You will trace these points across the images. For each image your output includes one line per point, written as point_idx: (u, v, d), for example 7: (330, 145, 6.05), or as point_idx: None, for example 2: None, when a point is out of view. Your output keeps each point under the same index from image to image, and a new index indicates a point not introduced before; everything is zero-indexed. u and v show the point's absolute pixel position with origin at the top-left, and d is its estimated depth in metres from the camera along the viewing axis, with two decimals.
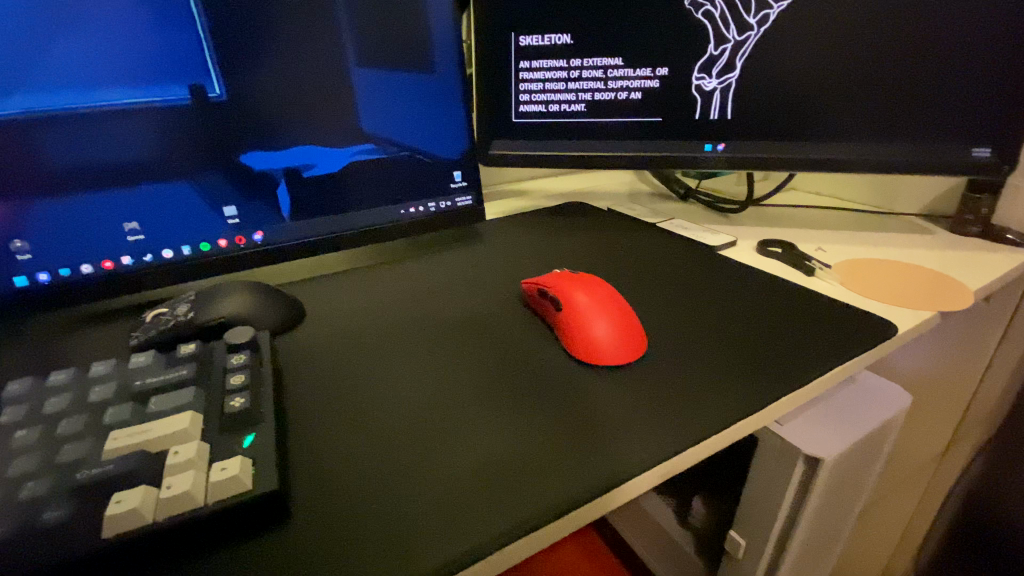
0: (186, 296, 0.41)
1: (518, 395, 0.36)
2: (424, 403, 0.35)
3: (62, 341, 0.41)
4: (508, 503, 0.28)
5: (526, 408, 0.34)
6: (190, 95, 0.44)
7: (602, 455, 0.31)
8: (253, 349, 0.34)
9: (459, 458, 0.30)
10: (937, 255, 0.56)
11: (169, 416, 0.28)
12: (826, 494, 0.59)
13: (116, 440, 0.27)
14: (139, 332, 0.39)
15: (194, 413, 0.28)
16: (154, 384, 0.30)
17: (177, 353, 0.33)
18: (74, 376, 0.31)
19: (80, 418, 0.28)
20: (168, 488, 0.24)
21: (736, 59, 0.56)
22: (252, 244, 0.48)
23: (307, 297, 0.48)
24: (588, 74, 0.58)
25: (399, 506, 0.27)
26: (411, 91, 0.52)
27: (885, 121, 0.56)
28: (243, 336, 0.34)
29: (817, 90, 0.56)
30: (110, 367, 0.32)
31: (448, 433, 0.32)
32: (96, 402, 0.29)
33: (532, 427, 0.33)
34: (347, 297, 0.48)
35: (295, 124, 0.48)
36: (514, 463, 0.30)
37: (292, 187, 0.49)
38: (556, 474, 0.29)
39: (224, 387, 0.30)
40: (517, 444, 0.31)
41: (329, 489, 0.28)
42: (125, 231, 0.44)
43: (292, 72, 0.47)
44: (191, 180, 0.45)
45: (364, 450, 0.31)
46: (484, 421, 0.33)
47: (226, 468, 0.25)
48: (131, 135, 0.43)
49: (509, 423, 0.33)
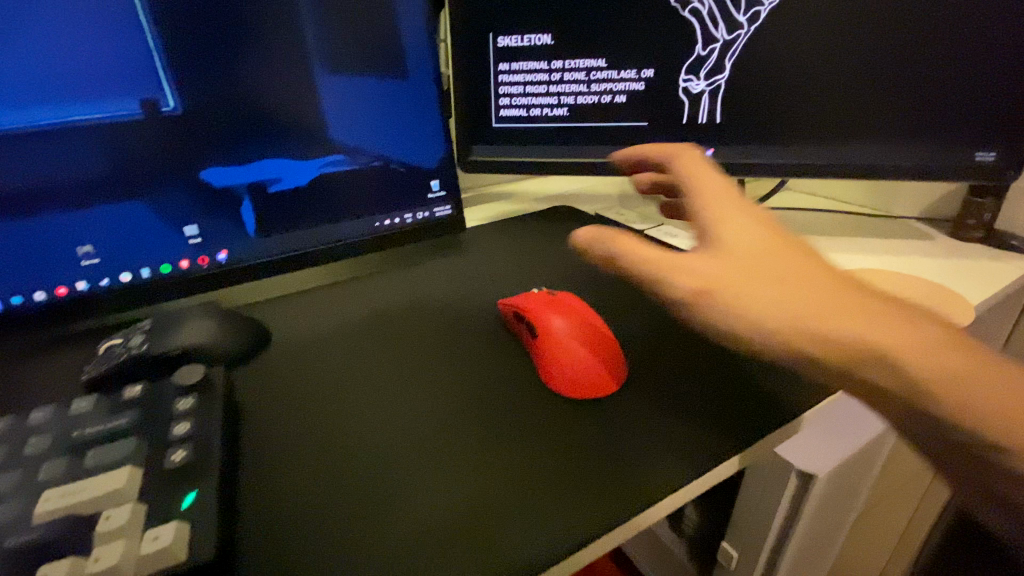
0: (141, 325, 0.39)
1: (489, 431, 0.34)
2: (389, 442, 0.33)
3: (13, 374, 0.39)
4: (472, 560, 0.26)
5: (498, 444, 0.32)
6: (143, 110, 0.41)
7: (577, 498, 0.29)
8: (204, 390, 0.32)
9: (424, 504, 0.28)
10: (934, 264, 0.53)
11: (106, 474, 0.26)
12: (819, 509, 0.57)
13: (46, 503, 0.25)
14: (91, 365, 0.37)
15: (133, 469, 0.26)
16: (93, 434, 0.28)
17: (122, 397, 0.31)
18: (12, 424, 0.29)
19: (12, 475, 0.26)
20: (96, 561, 0.23)
21: (726, 59, 0.53)
22: (216, 264, 0.46)
23: (275, 319, 0.46)
24: (570, 77, 0.55)
25: (355, 566, 0.25)
26: (382, 98, 0.49)
27: (884, 123, 0.53)
28: (193, 375, 0.32)
29: (812, 90, 0.53)
30: (49, 415, 0.30)
31: (412, 477, 0.30)
32: (30, 457, 0.27)
33: (502, 469, 0.31)
34: (317, 318, 0.46)
35: (259, 138, 0.45)
36: (481, 511, 0.28)
37: (257, 203, 0.47)
38: (527, 521, 0.28)
39: (168, 438, 0.28)
40: (485, 488, 0.29)
41: (279, 548, 0.26)
42: (79, 255, 0.42)
43: (252, 82, 0.44)
44: (148, 199, 0.43)
45: (321, 500, 0.29)
46: (451, 460, 0.31)
47: (160, 536, 0.23)
48: (80, 153, 0.40)
49: (479, 462, 0.31)
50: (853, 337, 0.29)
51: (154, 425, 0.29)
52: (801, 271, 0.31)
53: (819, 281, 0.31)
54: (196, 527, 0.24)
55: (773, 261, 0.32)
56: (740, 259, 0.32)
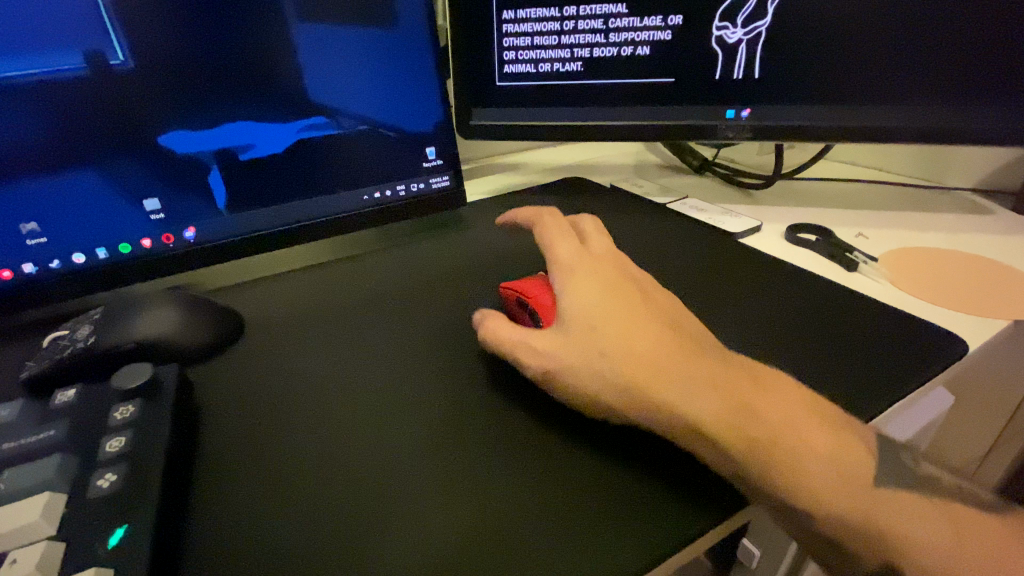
0: (92, 316, 0.34)
1: (490, 441, 0.29)
2: (371, 457, 0.28)
3: None
4: None
5: (500, 460, 0.27)
6: (87, 64, 0.35)
7: (594, 534, 0.24)
8: (152, 394, 0.27)
9: (409, 541, 0.24)
10: (999, 242, 0.47)
11: (19, 500, 0.21)
12: None
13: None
14: (33, 362, 0.32)
15: (53, 494, 0.22)
16: (12, 452, 0.24)
17: (50, 405, 0.26)
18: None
19: None
20: None
21: (767, 3, 0.46)
22: (184, 243, 0.41)
23: (251, 306, 0.41)
24: (586, 26, 0.48)
25: None
26: (368, 51, 0.43)
27: (950, 77, 0.46)
28: (137, 376, 0.27)
29: (866, 39, 0.46)
30: None
31: (398, 502, 0.26)
32: None
33: (504, 494, 0.26)
34: (299, 304, 0.41)
35: (228, 96, 0.39)
36: (479, 549, 0.23)
37: (229, 173, 0.41)
38: (534, 562, 0.23)
39: (98, 457, 0.23)
40: (484, 519, 0.25)
41: None
42: (23, 234, 0.36)
43: (218, 31, 0.38)
44: (99, 170, 0.37)
45: (289, 534, 0.24)
46: (444, 481, 0.26)
47: None
48: (15, 115, 0.34)
49: (477, 484, 0.26)
50: (703, 418, 0.26)
51: (87, 437, 0.24)
52: (653, 347, 0.30)
53: (668, 355, 0.29)
54: (124, 572, 0.19)
55: (619, 333, 0.30)
56: (580, 335, 0.30)
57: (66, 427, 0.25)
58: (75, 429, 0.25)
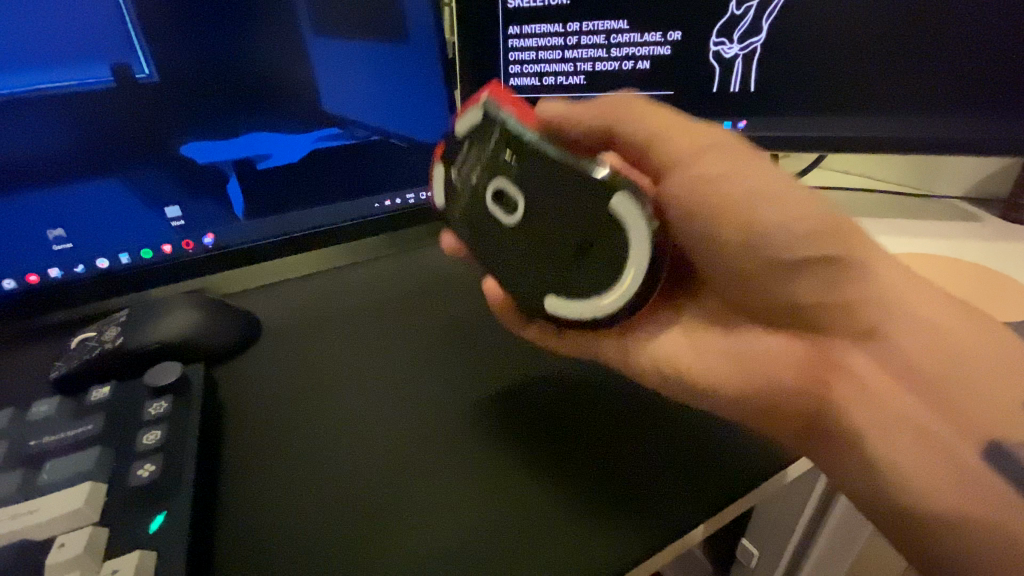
0: (117, 317, 0.36)
1: (516, 426, 0.31)
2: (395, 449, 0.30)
3: None
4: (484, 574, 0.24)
5: (539, 441, 0.30)
6: (114, 77, 0.37)
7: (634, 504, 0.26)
8: (182, 391, 0.28)
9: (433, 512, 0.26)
10: (987, 248, 0.49)
11: (64, 487, 0.23)
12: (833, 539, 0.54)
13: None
14: (62, 361, 0.34)
15: (93, 483, 0.23)
16: (52, 444, 0.25)
17: (86, 401, 0.27)
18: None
19: None
20: None
21: (762, 20, 0.48)
22: (203, 248, 0.42)
23: (269, 309, 0.42)
24: (588, 41, 0.50)
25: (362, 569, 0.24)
26: (381, 65, 0.45)
27: (936, 90, 0.48)
28: (165, 374, 0.28)
29: (856, 54, 0.48)
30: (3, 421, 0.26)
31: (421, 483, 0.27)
32: None
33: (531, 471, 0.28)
34: (314, 307, 0.42)
35: (246, 108, 0.41)
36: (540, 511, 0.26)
37: (246, 181, 0.43)
38: (583, 527, 0.25)
39: (135, 449, 0.25)
40: (530, 492, 0.27)
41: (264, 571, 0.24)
42: (50, 239, 0.38)
43: (240, 46, 0.39)
44: (124, 178, 0.39)
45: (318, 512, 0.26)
46: (477, 461, 0.29)
47: (117, 570, 0.20)
48: (44, 126, 0.36)
49: (518, 458, 0.29)
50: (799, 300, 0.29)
51: (124, 429, 0.26)
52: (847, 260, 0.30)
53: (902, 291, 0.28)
54: (164, 556, 0.21)
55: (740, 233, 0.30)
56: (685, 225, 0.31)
57: (103, 419, 0.26)
58: (110, 422, 0.26)
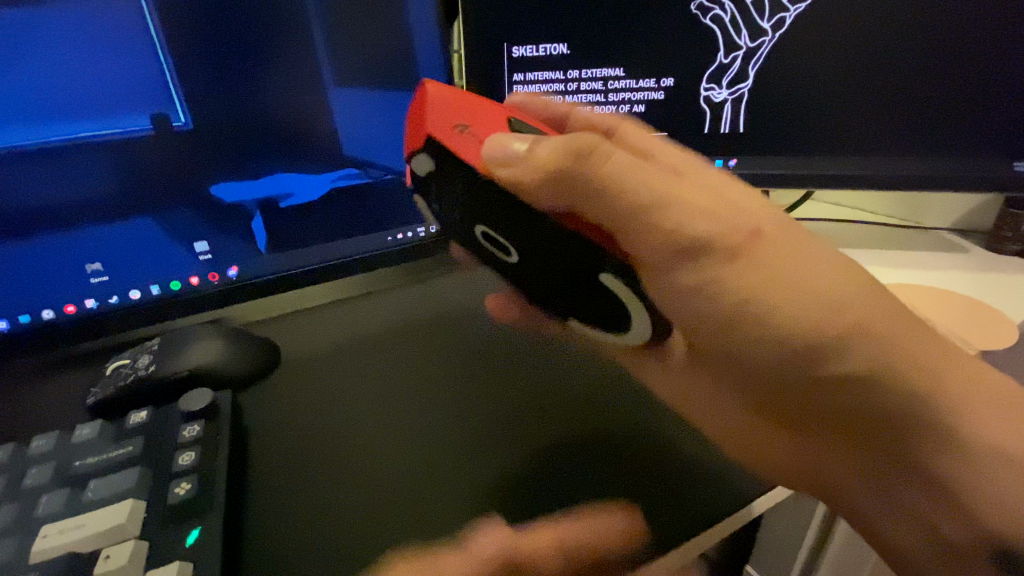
0: (150, 345, 0.38)
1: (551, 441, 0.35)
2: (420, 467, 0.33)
3: (35, 394, 0.39)
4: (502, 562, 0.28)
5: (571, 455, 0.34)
6: (153, 126, 0.40)
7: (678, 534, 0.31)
8: (210, 413, 0.31)
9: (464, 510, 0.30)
10: (975, 278, 0.51)
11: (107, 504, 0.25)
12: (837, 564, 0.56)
13: (45, 539, 0.24)
14: (98, 387, 0.36)
15: (135, 500, 0.25)
16: (95, 465, 0.27)
17: (126, 424, 0.30)
18: (12, 453, 0.29)
19: (10, 509, 0.26)
20: None
21: (749, 68, 0.53)
22: (227, 280, 0.46)
23: (288, 338, 0.45)
24: (587, 86, 0.54)
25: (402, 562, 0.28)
26: (396, 110, 0.48)
27: (910, 131, 0.53)
28: (197, 397, 0.31)
29: (833, 99, 0.53)
30: (50, 444, 0.29)
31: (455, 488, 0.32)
32: (31, 489, 0.27)
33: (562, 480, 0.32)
34: (331, 335, 0.45)
35: (271, 152, 0.45)
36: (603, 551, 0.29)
37: (268, 218, 0.46)
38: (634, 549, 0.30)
39: (171, 469, 0.27)
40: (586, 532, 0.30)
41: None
42: (88, 273, 0.41)
43: (271, 97, 0.43)
44: (158, 217, 0.42)
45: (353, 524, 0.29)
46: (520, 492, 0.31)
47: None
48: (89, 171, 0.40)
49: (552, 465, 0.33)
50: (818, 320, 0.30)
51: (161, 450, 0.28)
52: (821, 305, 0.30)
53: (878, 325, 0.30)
54: (201, 567, 0.23)
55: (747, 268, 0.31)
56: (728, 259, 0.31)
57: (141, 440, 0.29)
58: (146, 442, 0.29)
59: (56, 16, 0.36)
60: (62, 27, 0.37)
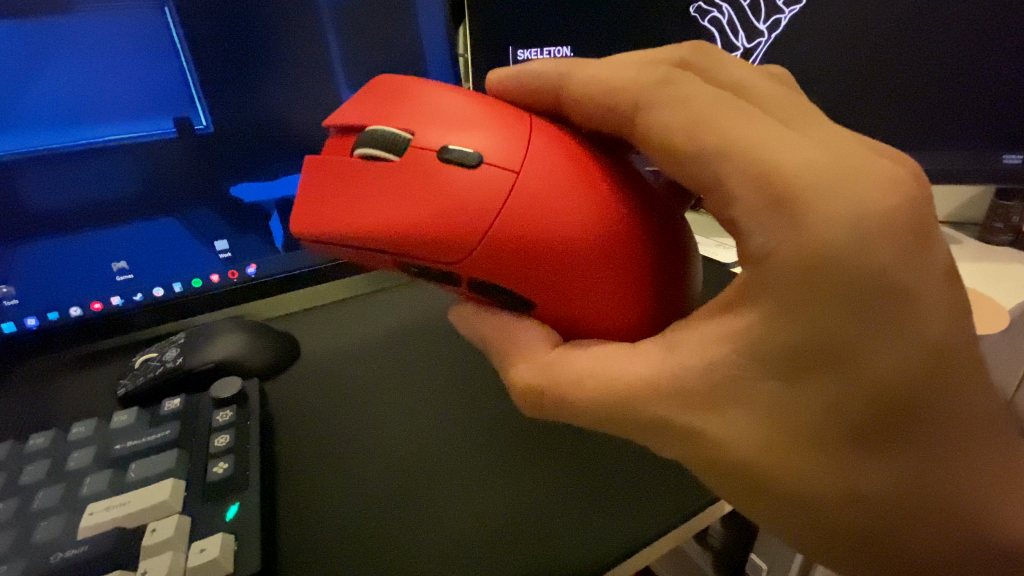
0: (174, 340, 0.45)
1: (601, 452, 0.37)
2: (441, 462, 0.37)
3: (87, 396, 0.44)
4: (533, 552, 0.31)
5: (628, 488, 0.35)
6: (175, 129, 0.42)
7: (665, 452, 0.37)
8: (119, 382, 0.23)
9: (505, 499, 0.34)
10: (967, 266, 0.53)
11: None
12: None
13: (153, 534, 0.29)
14: (128, 379, 0.43)
15: (181, 516, 0.30)
16: (134, 448, 0.34)
17: (162, 410, 0.37)
18: (95, 427, 0.36)
19: (104, 476, 0.33)
20: (202, 551, 0.29)
21: None
22: (245, 278, 0.48)
23: (316, 346, 0.49)
24: None
25: (426, 548, 0.32)
26: None
27: (901, 127, 0.55)
28: None
29: (826, 97, 0.55)
30: (90, 430, 0.36)
31: (488, 490, 0.35)
32: (131, 421, 0.36)
33: (599, 509, 0.34)
34: (385, 379, 0.45)
35: (288, 154, 0.46)
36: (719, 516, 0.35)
37: (286, 217, 0.48)
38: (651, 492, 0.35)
39: (212, 424, 0.36)
40: (603, 460, 0.37)
41: (341, 549, 0.32)
42: (114, 271, 0.43)
43: (288, 100, 0.45)
44: (180, 216, 0.44)
45: (415, 508, 0.34)
46: (602, 526, 0.33)
47: (206, 548, 0.29)
48: (114, 172, 0.41)
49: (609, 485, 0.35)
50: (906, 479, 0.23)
51: None
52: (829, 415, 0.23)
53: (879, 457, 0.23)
54: (240, 539, 0.30)
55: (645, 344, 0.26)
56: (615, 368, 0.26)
57: None
58: None
59: (81, 23, 0.38)
60: (90, 32, 0.38)
